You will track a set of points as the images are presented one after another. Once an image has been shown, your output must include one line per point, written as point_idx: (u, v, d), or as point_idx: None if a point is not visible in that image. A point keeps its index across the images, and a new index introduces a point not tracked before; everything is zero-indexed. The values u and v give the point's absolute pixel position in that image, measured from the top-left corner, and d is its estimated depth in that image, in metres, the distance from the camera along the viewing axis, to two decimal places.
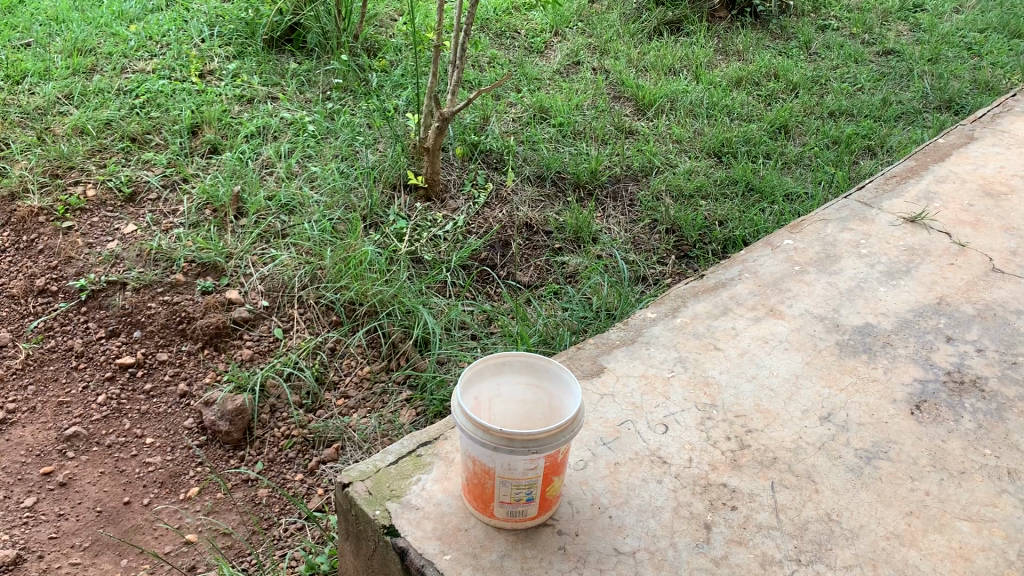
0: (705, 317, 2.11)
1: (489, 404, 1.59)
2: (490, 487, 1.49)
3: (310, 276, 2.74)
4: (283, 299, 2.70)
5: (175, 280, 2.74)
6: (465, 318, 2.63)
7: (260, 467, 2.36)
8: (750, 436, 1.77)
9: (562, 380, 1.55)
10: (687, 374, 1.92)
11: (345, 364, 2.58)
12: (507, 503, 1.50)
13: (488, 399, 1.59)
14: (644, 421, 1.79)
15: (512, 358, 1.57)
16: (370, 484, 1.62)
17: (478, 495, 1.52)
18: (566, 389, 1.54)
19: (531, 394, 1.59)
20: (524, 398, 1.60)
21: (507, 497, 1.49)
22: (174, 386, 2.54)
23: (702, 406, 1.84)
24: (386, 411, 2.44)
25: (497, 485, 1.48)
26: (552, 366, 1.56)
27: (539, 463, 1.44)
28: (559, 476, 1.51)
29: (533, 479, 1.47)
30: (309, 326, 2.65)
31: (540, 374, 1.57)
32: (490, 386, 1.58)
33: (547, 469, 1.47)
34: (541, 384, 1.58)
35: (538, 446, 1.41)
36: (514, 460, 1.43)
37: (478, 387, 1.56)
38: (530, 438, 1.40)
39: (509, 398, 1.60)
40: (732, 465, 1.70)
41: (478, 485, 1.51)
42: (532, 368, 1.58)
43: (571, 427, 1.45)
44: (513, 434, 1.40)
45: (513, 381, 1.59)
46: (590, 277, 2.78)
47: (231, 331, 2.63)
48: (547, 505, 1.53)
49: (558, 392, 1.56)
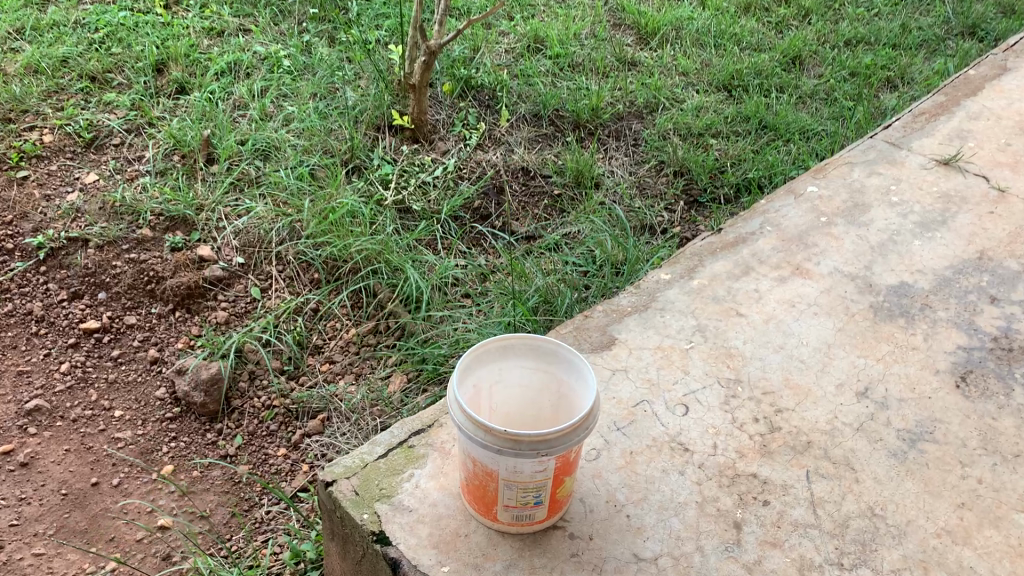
0: (725, 277, 1.90)
1: (489, 390, 1.41)
2: (492, 490, 1.31)
3: (288, 229, 2.53)
4: (259, 255, 2.50)
5: (142, 236, 2.51)
6: (459, 275, 2.43)
7: (239, 441, 2.18)
8: (781, 417, 1.59)
9: (575, 367, 1.36)
10: (708, 345, 1.73)
11: (329, 327, 2.38)
12: (514, 507, 1.32)
13: (488, 384, 1.40)
14: (661, 401, 1.60)
15: (517, 341, 1.38)
16: (357, 483, 1.43)
17: (479, 498, 1.34)
18: (580, 378, 1.35)
19: (538, 379, 1.41)
20: (529, 383, 1.41)
21: (514, 501, 1.31)
22: (144, 352, 2.35)
23: (726, 382, 1.65)
24: (375, 379, 2.25)
25: (501, 488, 1.30)
26: (563, 349, 1.37)
27: (550, 464, 1.26)
28: (571, 475, 1.33)
29: (542, 481, 1.29)
30: (289, 285, 2.45)
31: (549, 358, 1.39)
32: (491, 371, 1.39)
33: (559, 470, 1.29)
34: (550, 370, 1.39)
35: (551, 448, 1.23)
36: (522, 463, 1.24)
37: (478, 373, 1.38)
38: (540, 439, 1.22)
39: (512, 383, 1.42)
40: (763, 451, 1.52)
41: (478, 487, 1.33)
42: (540, 352, 1.39)
43: (588, 426, 1.26)
44: (520, 434, 1.21)
45: (517, 365, 1.40)
46: (590, 228, 2.56)
47: (204, 292, 2.43)
48: (558, 507, 1.36)
49: (570, 380, 1.37)
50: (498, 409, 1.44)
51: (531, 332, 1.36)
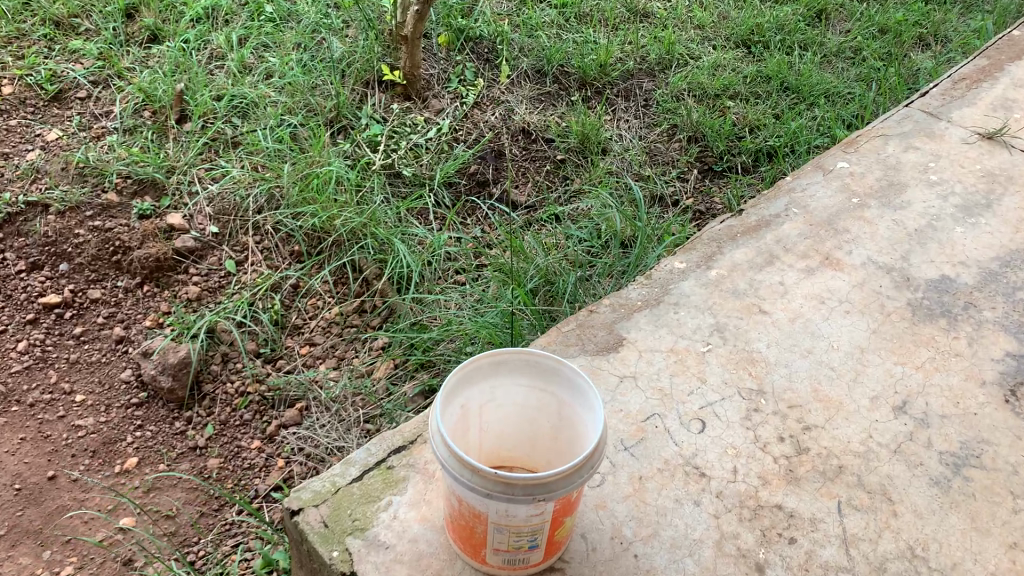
0: (746, 267, 1.71)
1: (479, 410, 1.23)
2: (481, 531, 1.13)
3: (266, 196, 2.32)
4: (235, 224, 2.30)
5: (108, 202, 2.30)
6: (452, 250, 2.23)
7: (210, 432, 2.00)
8: (809, 437, 1.41)
9: (579, 389, 1.17)
10: (727, 348, 1.55)
11: (310, 305, 2.20)
12: (505, 551, 1.15)
13: (478, 404, 1.22)
14: (675, 416, 1.42)
15: (512, 356, 1.18)
16: (327, 513, 1.26)
17: (466, 537, 1.17)
18: (584, 401, 1.17)
19: (535, 399, 1.23)
20: (525, 403, 1.24)
21: (505, 545, 1.14)
22: (109, 330, 2.17)
23: (747, 393, 1.47)
24: (359, 365, 2.07)
25: (490, 530, 1.12)
26: (565, 368, 1.18)
27: (547, 508, 1.08)
28: (572, 515, 1.16)
29: (539, 525, 1.11)
30: (267, 259, 2.25)
31: (549, 377, 1.20)
32: (482, 389, 1.20)
33: (558, 512, 1.12)
34: (549, 388, 1.21)
35: (550, 492, 1.05)
36: (515, 508, 1.06)
37: (467, 393, 1.19)
38: (536, 482, 1.04)
39: (505, 402, 1.23)
40: (788, 478, 1.35)
41: (465, 526, 1.15)
42: (538, 369, 1.20)
43: (593, 465, 1.08)
44: (514, 476, 1.04)
45: (511, 382, 1.21)
46: (597, 199, 2.35)
47: (175, 265, 2.24)
48: (556, 550, 1.19)
49: (573, 402, 1.19)
50: (490, 430, 1.26)
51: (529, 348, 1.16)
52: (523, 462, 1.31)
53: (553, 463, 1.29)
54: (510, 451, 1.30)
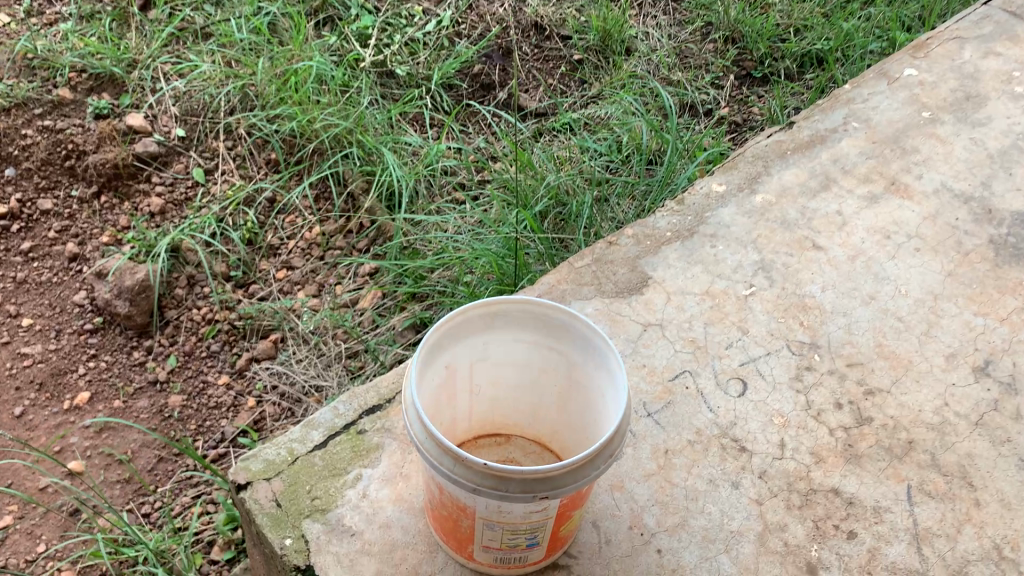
0: (797, 193, 1.44)
1: (469, 369, 0.99)
2: (467, 526, 0.90)
3: (239, 96, 2.04)
4: (203, 127, 2.03)
5: (59, 99, 2.02)
6: (451, 163, 1.96)
7: (172, 365, 1.76)
8: (873, 403, 1.16)
9: (595, 352, 0.92)
10: (773, 291, 1.29)
11: (289, 222, 1.94)
12: (495, 551, 0.92)
13: (468, 363, 0.98)
14: (710, 374, 1.18)
15: (512, 307, 0.93)
16: (280, 489, 1.03)
17: (448, 529, 0.93)
18: (601, 366, 0.93)
19: (540, 358, 0.99)
20: (527, 361, 1.00)
21: (496, 544, 0.91)
22: (62, 245, 1.90)
23: (798, 348, 1.22)
24: (342, 293, 1.83)
25: (478, 526, 0.89)
26: (577, 324, 0.93)
27: (551, 504, 0.84)
28: (581, 508, 0.92)
29: (539, 522, 0.87)
30: (240, 168, 1.99)
31: (557, 334, 0.95)
32: (473, 346, 0.96)
33: (564, 508, 0.88)
34: (557, 346, 0.97)
35: (555, 490, 0.81)
36: (509, 507, 0.83)
37: (454, 351, 0.95)
38: (538, 476, 0.80)
39: (502, 361, 1.00)
40: (847, 455, 1.11)
41: (447, 517, 0.92)
42: (545, 322, 0.95)
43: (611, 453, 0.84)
44: (509, 469, 0.80)
45: (510, 338, 0.97)
46: (617, 104, 2.05)
47: (135, 173, 1.97)
48: (559, 547, 0.96)
49: (588, 366, 0.95)
50: (483, 392, 1.03)
51: (534, 298, 0.91)
52: (524, 429, 1.09)
53: (559, 434, 1.06)
54: (508, 416, 1.08)
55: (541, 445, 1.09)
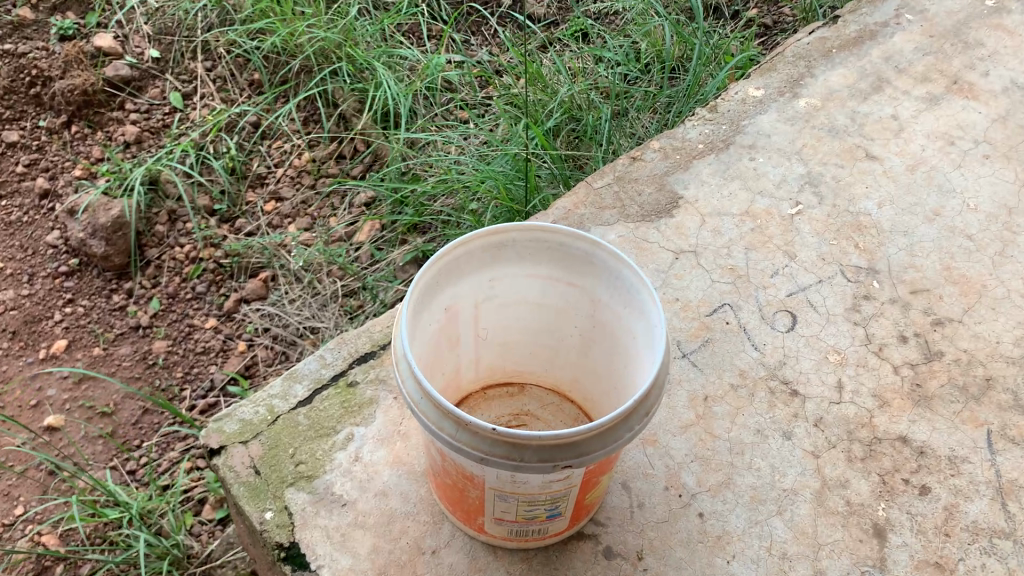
0: (846, 95, 1.26)
1: (474, 310, 0.84)
2: (475, 496, 0.76)
3: (218, 13, 1.86)
4: (179, 46, 1.85)
5: (19, 20, 1.85)
6: (453, 79, 1.79)
7: (155, 308, 1.62)
8: (942, 335, 1.01)
9: (622, 287, 0.77)
10: (823, 209, 1.12)
11: (276, 149, 1.77)
12: (506, 522, 0.78)
13: (472, 303, 0.83)
14: (753, 307, 1.02)
15: (523, 236, 0.77)
16: (260, 455, 0.88)
17: (454, 499, 0.79)
18: (631, 304, 0.78)
19: (557, 295, 0.84)
20: (542, 299, 0.85)
21: (508, 515, 0.76)
22: (31, 181, 1.75)
23: (853, 274, 1.06)
24: (337, 224, 1.67)
25: (489, 497, 0.74)
26: (601, 254, 0.77)
27: (576, 473, 0.70)
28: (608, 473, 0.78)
29: (562, 491, 0.73)
30: (220, 90, 1.82)
31: (577, 267, 0.80)
32: (477, 283, 0.81)
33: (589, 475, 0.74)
34: (577, 280, 0.81)
35: (580, 457, 0.66)
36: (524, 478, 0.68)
37: (454, 290, 0.79)
38: (559, 441, 0.65)
39: (512, 299, 0.85)
40: (916, 397, 0.96)
41: (452, 486, 0.78)
42: (562, 253, 0.79)
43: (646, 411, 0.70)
44: (522, 433, 0.65)
45: (520, 272, 0.82)
46: (634, 6, 1.86)
47: (107, 100, 1.80)
48: (583, 516, 0.82)
49: (614, 304, 0.79)
50: (491, 336, 0.88)
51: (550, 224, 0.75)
52: (540, 376, 0.94)
53: (581, 382, 0.91)
54: (521, 362, 0.93)
55: (561, 394, 0.94)
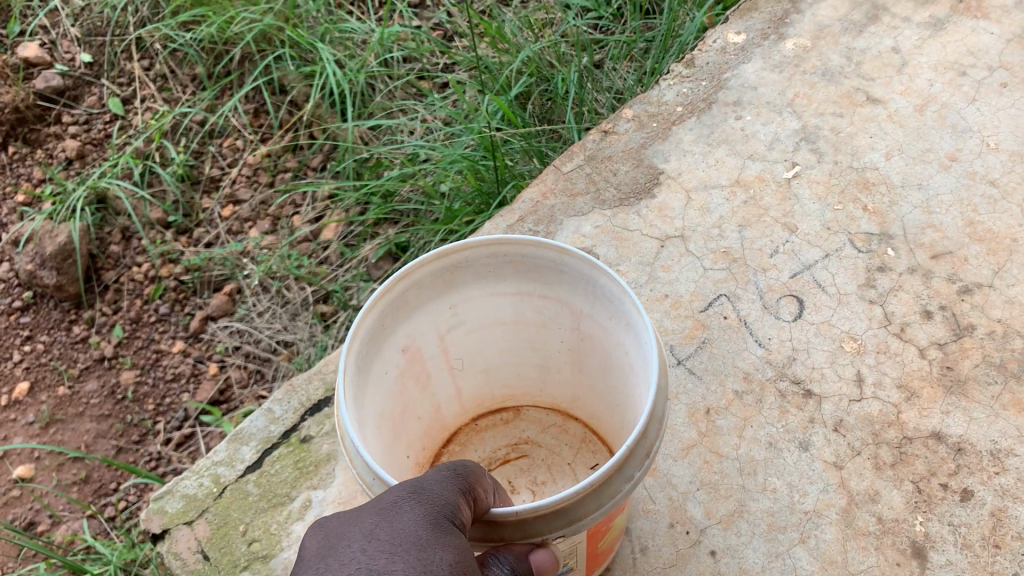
0: (839, 30, 1.12)
1: (441, 343, 0.73)
2: None
3: (150, 5, 1.71)
4: (111, 47, 1.71)
5: None
6: (410, 46, 1.63)
7: (118, 336, 1.51)
8: (971, 305, 0.88)
9: (603, 298, 0.64)
10: (825, 167, 0.99)
11: (228, 148, 1.64)
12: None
13: (437, 336, 0.72)
14: (754, 295, 0.90)
15: (475, 255, 0.65)
16: (207, 537, 0.81)
17: None
18: (615, 316, 0.65)
19: (532, 311, 0.72)
20: (517, 316, 0.73)
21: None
22: None
23: (865, 243, 0.93)
24: (301, 223, 1.54)
25: None
26: (572, 263, 0.65)
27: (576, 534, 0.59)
28: (622, 512, 0.67)
29: (569, 550, 0.62)
30: (161, 90, 1.68)
31: (548, 279, 0.67)
32: (437, 316, 0.69)
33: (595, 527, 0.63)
34: (550, 292, 0.69)
35: (574, 527, 0.55)
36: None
37: (410, 329, 0.68)
38: (542, 514, 0.53)
39: (482, 320, 0.73)
40: (947, 383, 0.83)
41: None
42: (527, 267, 0.67)
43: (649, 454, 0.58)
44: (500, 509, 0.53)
45: (484, 292, 0.70)
46: None
47: (42, 115, 1.67)
48: (604, 558, 0.71)
49: (598, 316, 0.67)
50: (469, 363, 0.78)
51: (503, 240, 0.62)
52: (535, 396, 0.84)
53: (581, 399, 0.80)
54: (511, 383, 0.83)
55: (562, 412, 0.84)
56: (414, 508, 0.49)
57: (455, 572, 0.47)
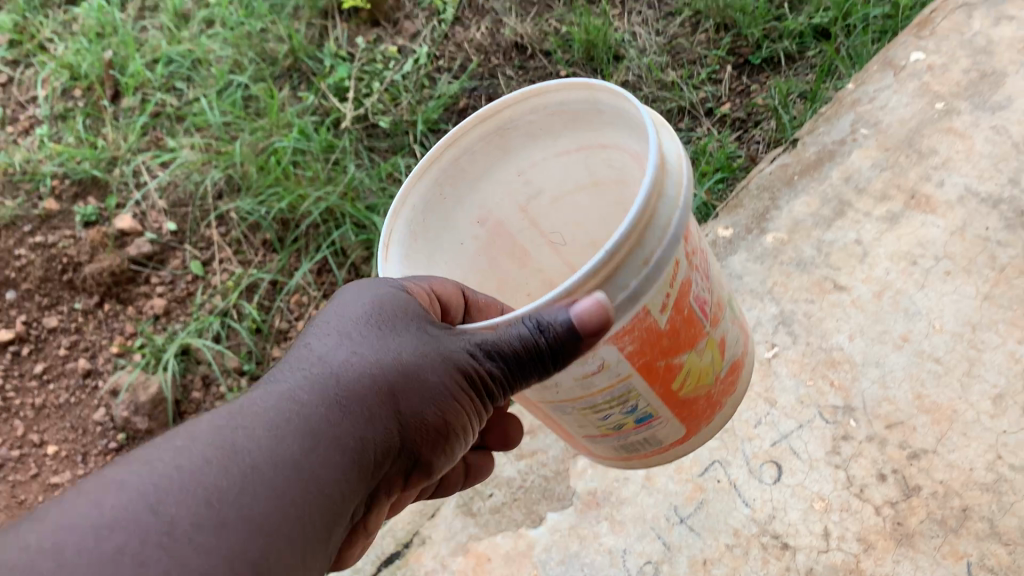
0: (811, 224, 1.35)
1: (533, 205, 1.05)
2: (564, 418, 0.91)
3: (227, 182, 1.99)
4: (193, 215, 1.98)
5: (45, 212, 2.00)
6: None
7: None
8: (918, 468, 1.08)
9: (633, 130, 0.87)
10: (798, 348, 1.21)
11: (295, 303, 1.88)
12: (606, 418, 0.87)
13: (526, 199, 1.04)
14: (741, 461, 1.13)
15: (519, 115, 0.93)
16: None
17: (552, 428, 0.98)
18: (639, 142, 0.86)
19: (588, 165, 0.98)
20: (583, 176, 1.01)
21: (603, 408, 0.86)
22: (74, 363, 1.88)
23: (831, 414, 1.14)
24: None
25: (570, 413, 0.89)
26: (606, 110, 0.88)
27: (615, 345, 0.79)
28: (685, 334, 0.84)
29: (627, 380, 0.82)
30: (236, 253, 1.95)
31: (600, 130, 0.92)
32: (509, 178, 1.01)
33: (651, 339, 0.80)
34: (601, 141, 0.94)
35: (566, 327, 0.75)
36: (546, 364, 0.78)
37: (506, 177, 1.01)
38: (526, 321, 0.75)
39: (557, 179, 1.02)
40: (897, 536, 1.04)
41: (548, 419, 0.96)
42: (578, 113, 0.92)
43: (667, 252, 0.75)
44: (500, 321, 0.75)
45: (546, 156, 0.99)
46: None
47: (133, 276, 1.93)
48: (677, 397, 0.88)
49: (630, 149, 0.90)
50: (568, 228, 1.08)
51: (531, 88, 0.89)
52: None
53: None
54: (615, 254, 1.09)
55: None
56: (322, 341, 0.76)
57: (371, 369, 0.74)
